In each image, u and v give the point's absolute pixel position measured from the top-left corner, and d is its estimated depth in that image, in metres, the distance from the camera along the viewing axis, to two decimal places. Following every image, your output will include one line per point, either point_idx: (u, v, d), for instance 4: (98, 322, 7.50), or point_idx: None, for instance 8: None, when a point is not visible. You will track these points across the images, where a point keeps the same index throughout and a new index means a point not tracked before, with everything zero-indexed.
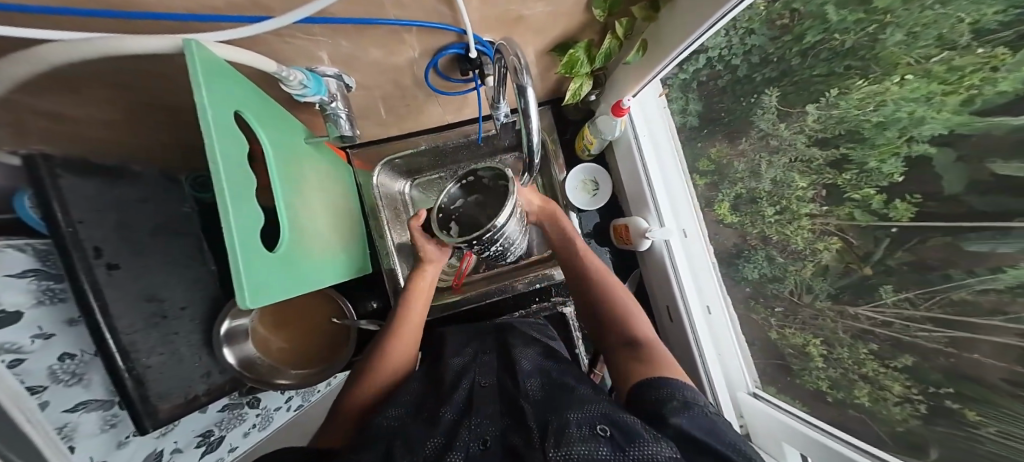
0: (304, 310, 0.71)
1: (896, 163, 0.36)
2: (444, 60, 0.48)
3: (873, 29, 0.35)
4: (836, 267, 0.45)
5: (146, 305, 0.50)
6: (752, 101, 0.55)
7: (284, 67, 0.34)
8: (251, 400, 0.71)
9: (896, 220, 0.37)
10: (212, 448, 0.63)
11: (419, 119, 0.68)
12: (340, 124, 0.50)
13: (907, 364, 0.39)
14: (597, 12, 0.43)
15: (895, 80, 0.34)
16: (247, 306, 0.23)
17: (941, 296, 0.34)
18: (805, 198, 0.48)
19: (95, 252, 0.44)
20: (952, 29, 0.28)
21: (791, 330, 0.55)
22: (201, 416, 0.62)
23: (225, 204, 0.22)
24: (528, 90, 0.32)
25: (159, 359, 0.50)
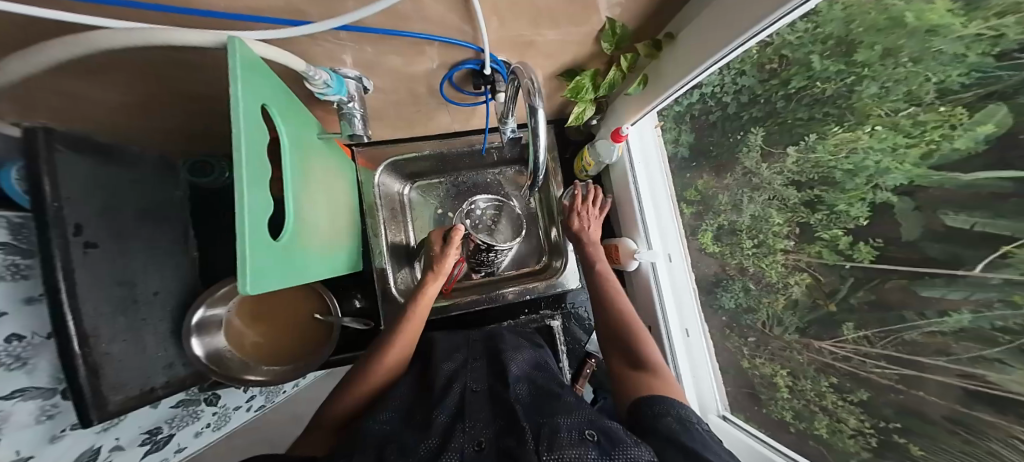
0: (285, 302, 0.64)
1: (862, 207, 0.39)
2: (460, 73, 0.50)
3: (851, 80, 0.38)
4: (805, 302, 0.49)
5: (115, 289, 0.41)
6: (738, 138, 0.59)
7: (312, 67, 0.36)
8: (209, 397, 0.66)
9: (860, 261, 0.41)
10: (157, 447, 0.57)
11: (428, 125, 0.67)
12: (353, 124, 0.49)
13: (862, 398, 0.43)
14: (605, 45, 0.48)
15: (866, 129, 0.38)
16: (248, 292, 0.21)
17: (897, 336, 0.37)
18: (781, 234, 0.52)
19: (76, 230, 0.35)
20: (920, 87, 0.31)
21: (761, 360, 0.59)
22: (151, 410, 0.54)
23: (241, 183, 0.20)
24: (539, 110, 0.34)
25: (122, 346, 0.40)
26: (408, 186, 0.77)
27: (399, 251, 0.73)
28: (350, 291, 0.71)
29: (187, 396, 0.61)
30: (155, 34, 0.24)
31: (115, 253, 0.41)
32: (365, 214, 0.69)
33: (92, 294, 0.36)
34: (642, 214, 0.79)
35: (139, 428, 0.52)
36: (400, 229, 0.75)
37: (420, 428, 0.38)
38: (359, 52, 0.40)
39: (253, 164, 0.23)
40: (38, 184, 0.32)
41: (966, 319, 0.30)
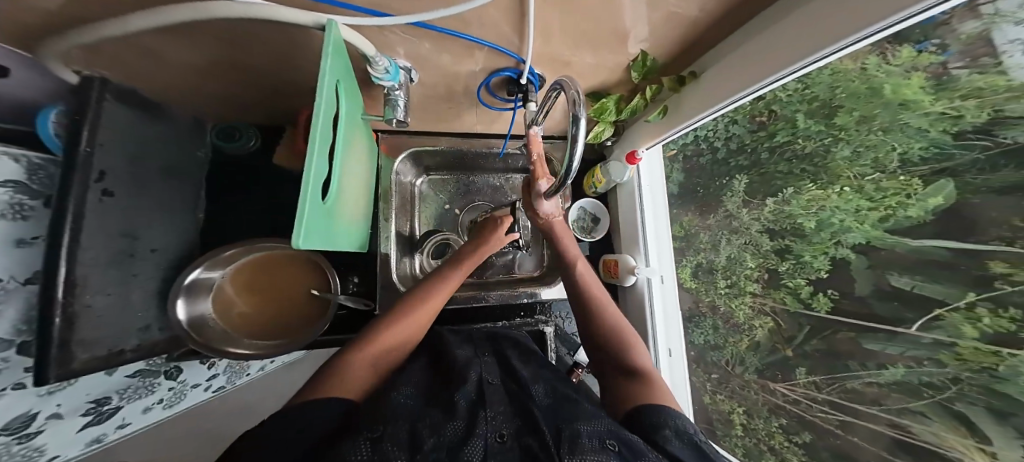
0: (287, 272, 0.62)
1: (825, 260, 0.48)
2: (497, 80, 0.52)
3: (828, 141, 0.46)
4: (766, 344, 0.58)
5: (118, 240, 0.40)
6: (724, 182, 0.66)
7: (379, 54, 0.37)
8: (170, 370, 0.56)
9: (817, 309, 0.49)
10: (99, 422, 0.44)
11: (454, 123, 0.68)
12: (397, 110, 0.49)
13: (805, 440, 0.51)
14: (635, 74, 0.52)
15: (836, 189, 0.45)
16: (298, 245, 0.22)
17: (841, 384, 0.46)
18: (751, 277, 0.60)
19: (99, 176, 0.35)
20: (886, 155, 0.39)
21: (721, 397, 0.67)
22: (104, 377, 0.44)
23: (310, 150, 0.24)
24: (582, 119, 0.34)
25: (104, 300, 0.37)
26: (420, 178, 0.77)
27: (403, 242, 0.73)
28: (347, 271, 0.71)
29: (147, 365, 0.52)
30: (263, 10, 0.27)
31: (128, 205, 0.42)
32: (378, 199, 0.70)
33: (98, 241, 0.36)
34: (643, 232, 0.79)
35: (86, 395, 0.42)
36: (409, 222, 0.75)
37: (445, 409, 0.36)
38: (416, 45, 0.42)
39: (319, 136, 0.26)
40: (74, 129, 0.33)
41: (899, 373, 0.39)
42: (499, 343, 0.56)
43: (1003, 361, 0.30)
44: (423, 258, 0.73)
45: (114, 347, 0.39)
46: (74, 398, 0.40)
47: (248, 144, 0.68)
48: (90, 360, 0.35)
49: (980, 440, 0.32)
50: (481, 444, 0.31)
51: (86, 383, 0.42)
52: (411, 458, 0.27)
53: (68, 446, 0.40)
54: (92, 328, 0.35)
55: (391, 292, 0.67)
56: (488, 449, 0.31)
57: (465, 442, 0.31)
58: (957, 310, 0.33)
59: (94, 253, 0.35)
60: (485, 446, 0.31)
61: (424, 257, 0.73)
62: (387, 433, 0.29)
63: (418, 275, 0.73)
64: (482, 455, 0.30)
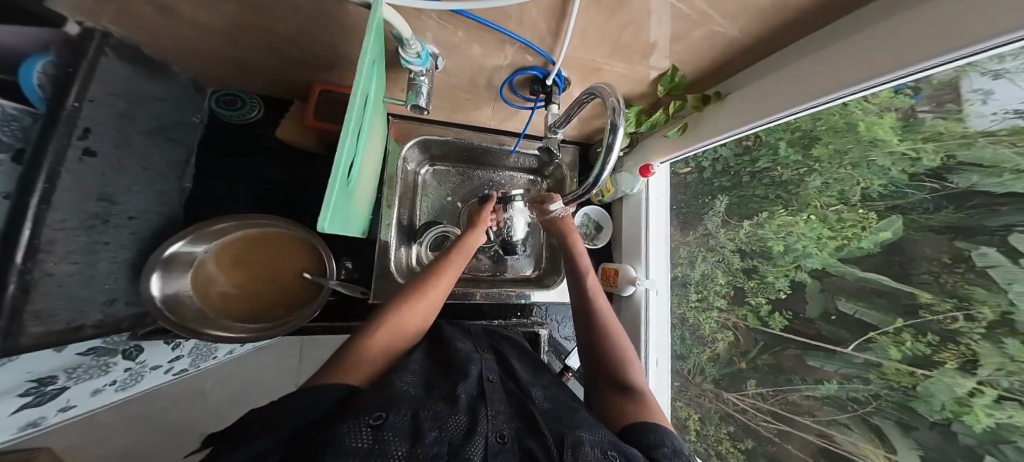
0: (276, 255, 0.59)
1: (785, 282, 0.55)
2: (521, 78, 0.51)
3: (803, 171, 0.52)
4: (724, 355, 0.66)
5: (96, 205, 0.37)
6: (706, 201, 0.71)
7: (413, 37, 0.35)
8: (129, 350, 0.52)
9: (772, 327, 0.57)
10: (41, 402, 0.40)
11: (469, 116, 0.68)
12: (420, 97, 0.46)
13: (747, 446, 0.60)
14: (660, 88, 0.52)
15: (803, 216, 0.52)
16: (324, 226, 0.22)
17: (784, 396, 0.55)
18: (720, 293, 0.67)
19: (82, 133, 0.33)
20: (850, 189, 0.46)
21: (680, 404, 0.74)
22: (53, 353, 0.41)
23: (343, 140, 0.23)
24: (619, 129, 0.40)
25: (69, 269, 0.34)
26: (425, 167, 0.75)
27: (403, 230, 0.71)
28: (340, 256, 0.69)
29: (103, 343, 0.48)
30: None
31: (108, 166, 0.38)
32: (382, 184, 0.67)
33: (69, 203, 0.33)
34: (646, 246, 0.78)
35: (27, 373, 0.37)
36: (407, 210, 0.73)
37: (447, 400, 0.36)
38: (449, 32, 0.40)
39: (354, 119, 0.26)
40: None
41: (832, 388, 0.48)
42: (496, 340, 0.57)
43: (918, 382, 0.39)
44: (421, 248, 0.71)
45: (73, 322, 0.36)
46: (14, 377, 0.35)
47: (247, 115, 0.65)
48: (44, 335, 0.32)
49: (889, 450, 0.42)
50: (482, 443, 0.31)
51: (29, 360, 0.37)
52: (412, 451, 0.27)
53: (0, 429, 0.36)
54: (52, 301, 0.32)
55: (387, 279, 0.66)
56: (488, 448, 0.31)
57: (467, 439, 0.31)
58: (886, 334, 0.41)
59: (63, 216, 0.32)
60: (486, 446, 0.31)
61: (422, 248, 0.72)
62: (389, 421, 0.28)
63: (414, 265, 0.71)
64: (482, 455, 0.30)
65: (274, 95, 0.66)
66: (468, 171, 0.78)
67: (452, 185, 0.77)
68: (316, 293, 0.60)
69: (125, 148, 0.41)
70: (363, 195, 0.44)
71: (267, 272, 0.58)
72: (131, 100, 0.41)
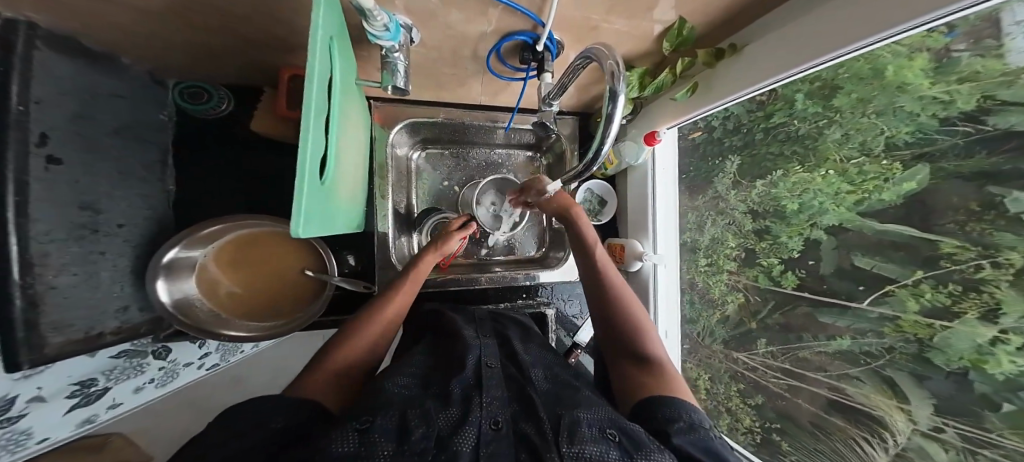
0: (268, 261, 0.60)
1: (798, 241, 0.53)
2: (510, 44, 0.47)
3: (823, 123, 0.48)
4: (734, 317, 0.66)
5: (78, 214, 0.37)
6: (716, 164, 0.68)
7: (377, 6, 0.30)
8: (157, 350, 0.57)
9: (784, 286, 0.56)
10: (87, 403, 0.46)
11: (454, 93, 0.64)
12: (397, 77, 0.43)
13: (756, 402, 0.62)
14: (667, 45, 0.47)
15: (820, 173, 0.49)
16: (300, 232, 0.20)
17: (793, 353, 0.56)
18: (730, 256, 0.65)
19: (41, 140, 0.30)
20: (873, 138, 0.42)
21: (690, 365, 0.77)
22: (86, 359, 0.45)
23: (305, 125, 0.20)
24: (620, 96, 0.37)
25: (70, 280, 0.36)
26: (416, 151, 0.73)
27: (400, 220, 0.71)
28: (342, 250, 0.69)
29: (132, 346, 0.53)
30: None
31: (81, 175, 0.37)
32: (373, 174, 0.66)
33: (49, 215, 0.32)
34: (653, 217, 0.76)
35: (66, 378, 0.42)
36: (402, 195, 0.71)
37: (441, 397, 0.37)
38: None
39: (317, 104, 0.22)
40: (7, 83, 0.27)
41: (844, 343, 0.48)
42: (500, 324, 0.58)
43: (935, 332, 0.38)
44: (420, 236, 0.72)
45: (90, 330, 0.39)
46: (57, 380, 0.41)
47: (219, 107, 0.62)
48: (62, 344, 0.34)
49: (901, 401, 0.42)
50: (474, 431, 0.31)
51: (67, 366, 0.42)
52: (399, 449, 0.27)
53: (55, 428, 0.42)
54: (59, 312, 0.34)
55: (387, 268, 0.67)
56: (480, 436, 0.31)
57: (456, 430, 0.31)
58: (904, 287, 0.40)
59: (47, 228, 0.32)
60: (478, 434, 0.31)
61: (423, 236, 0.72)
62: (376, 423, 0.29)
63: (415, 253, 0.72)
64: (474, 442, 0.30)
65: (240, 84, 0.63)
66: (462, 152, 0.75)
67: (446, 168, 0.75)
68: (322, 289, 0.63)
69: (95, 155, 0.40)
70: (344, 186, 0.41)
71: (258, 282, 0.59)
72: (91, 105, 0.39)
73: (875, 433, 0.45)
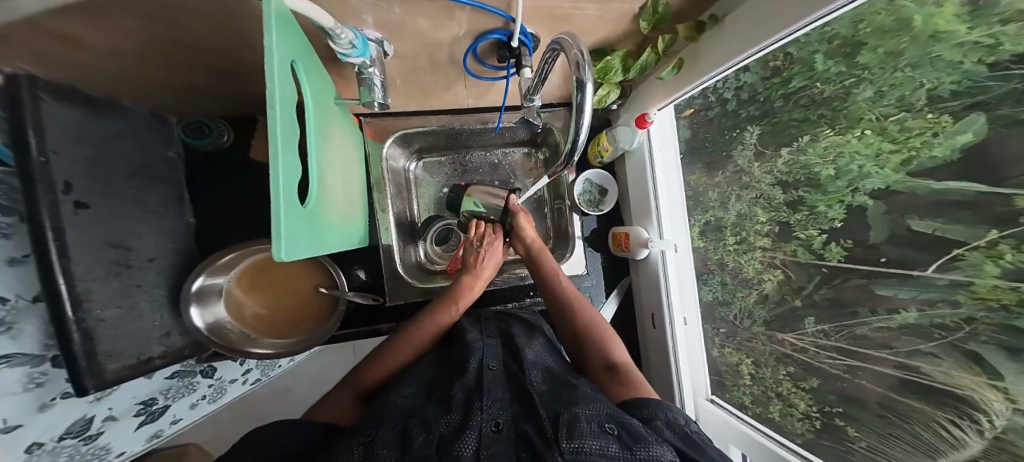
0: (286, 281, 0.64)
1: (839, 208, 0.43)
2: (484, 44, 0.47)
3: (850, 82, 0.40)
4: (774, 295, 0.55)
5: (111, 252, 0.40)
6: (734, 136, 0.61)
7: (338, 25, 0.31)
8: (205, 369, 0.62)
9: (828, 259, 0.46)
10: (153, 420, 0.55)
11: (442, 99, 0.64)
12: (374, 91, 0.44)
13: (812, 386, 0.51)
14: (643, 24, 0.45)
15: (855, 133, 0.39)
16: (282, 258, 0.20)
17: (848, 330, 0.44)
18: (762, 232, 0.56)
19: (64, 188, 0.33)
20: (912, 93, 0.33)
21: (730, 350, 0.67)
22: (147, 381, 0.53)
23: (276, 152, 0.19)
24: (588, 85, 0.35)
25: (115, 313, 0.39)
26: (413, 162, 0.75)
27: (405, 231, 0.73)
28: (352, 265, 0.71)
29: (183, 367, 0.59)
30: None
31: (108, 216, 0.40)
32: (371, 189, 0.68)
33: (85, 256, 0.35)
34: (655, 198, 0.74)
35: (134, 398, 0.51)
36: (404, 204, 0.74)
37: (442, 403, 0.39)
38: (383, 9, 0.36)
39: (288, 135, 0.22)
40: (23, 137, 0.30)
41: (911, 317, 0.36)
42: (506, 320, 0.58)
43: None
44: (426, 244, 0.74)
45: (140, 356, 0.43)
46: (124, 402, 0.49)
47: (219, 140, 0.66)
48: (114, 370, 0.38)
49: (991, 377, 0.29)
50: (475, 435, 0.33)
51: (133, 388, 0.51)
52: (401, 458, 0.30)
53: (128, 442, 0.52)
54: (110, 341, 0.38)
55: (396, 278, 0.69)
56: (482, 438, 0.33)
57: (457, 435, 0.33)
58: (977, 250, 0.29)
59: (86, 268, 0.35)
60: (479, 437, 0.33)
61: (428, 245, 0.75)
62: (377, 437, 0.32)
63: (424, 262, 0.74)
64: (476, 446, 0.32)
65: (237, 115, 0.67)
66: (460, 158, 0.77)
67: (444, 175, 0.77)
68: (335, 306, 0.65)
69: (117, 196, 0.43)
70: (335, 205, 0.41)
71: (286, 300, 0.63)
72: (105, 148, 0.42)
73: (965, 415, 0.32)
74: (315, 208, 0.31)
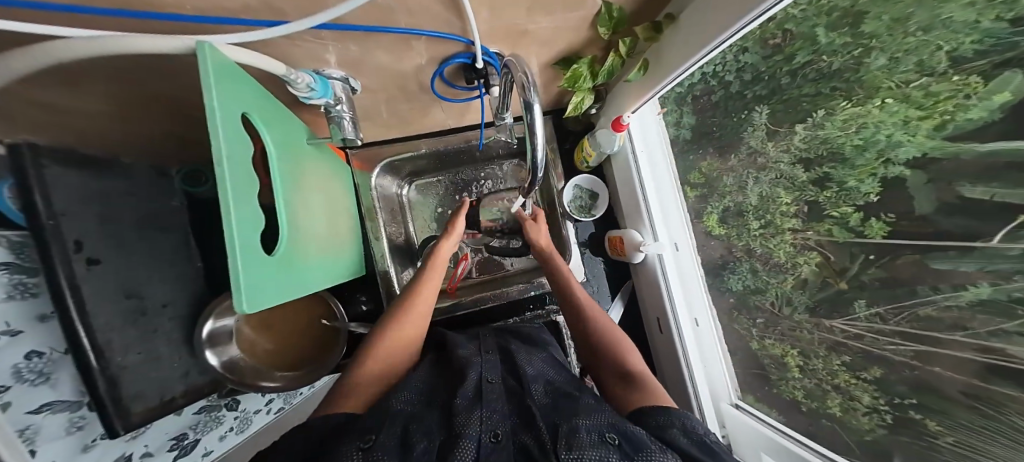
0: (292, 310, 0.67)
1: (872, 182, 0.38)
2: (450, 68, 0.48)
3: (858, 53, 0.36)
4: (814, 281, 0.48)
5: (125, 302, 0.43)
6: (743, 118, 0.56)
7: (293, 70, 0.33)
8: (229, 402, 0.65)
9: (871, 237, 0.39)
10: (186, 453, 0.56)
11: (421, 122, 0.67)
12: (343, 127, 0.47)
13: (875, 376, 0.42)
14: (602, 30, 0.44)
15: (876, 103, 0.35)
16: (243, 309, 0.22)
17: (909, 312, 0.37)
18: (789, 213, 0.50)
19: (76, 247, 0.37)
20: (931, 56, 0.29)
21: (772, 341, 0.58)
22: (177, 418, 0.54)
23: (226, 197, 0.21)
24: (535, 106, 0.34)
25: (137, 358, 0.42)
26: (406, 186, 0.78)
27: (403, 254, 0.75)
28: (354, 293, 0.74)
29: (207, 402, 0.61)
30: (115, 45, 0.21)
31: (121, 268, 0.43)
32: (364, 218, 0.70)
33: (105, 308, 0.39)
34: (644, 200, 0.76)
35: (167, 434, 0.52)
36: (399, 229, 0.76)
37: (443, 412, 0.39)
38: (341, 49, 0.38)
39: (244, 186, 0.24)
40: (31, 202, 0.33)
41: (984, 292, 0.29)
42: (503, 337, 0.60)
43: None
44: None
45: (164, 396, 0.45)
46: (157, 439, 0.51)
47: None
48: (135, 413, 0.40)
49: None
50: (473, 445, 0.32)
51: (165, 425, 0.52)
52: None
53: None
54: (133, 383, 0.41)
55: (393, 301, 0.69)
56: (480, 449, 0.32)
57: (456, 442, 0.33)
58: None
59: (105, 318, 0.39)
60: (477, 448, 0.32)
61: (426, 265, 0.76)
62: (378, 442, 0.31)
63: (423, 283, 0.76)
64: (474, 456, 0.31)
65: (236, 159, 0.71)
66: (451, 177, 0.79)
67: (437, 195, 0.79)
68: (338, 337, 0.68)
69: (132, 247, 0.46)
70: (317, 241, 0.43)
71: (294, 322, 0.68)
72: (116, 204, 0.45)
73: None
74: (289, 250, 0.32)
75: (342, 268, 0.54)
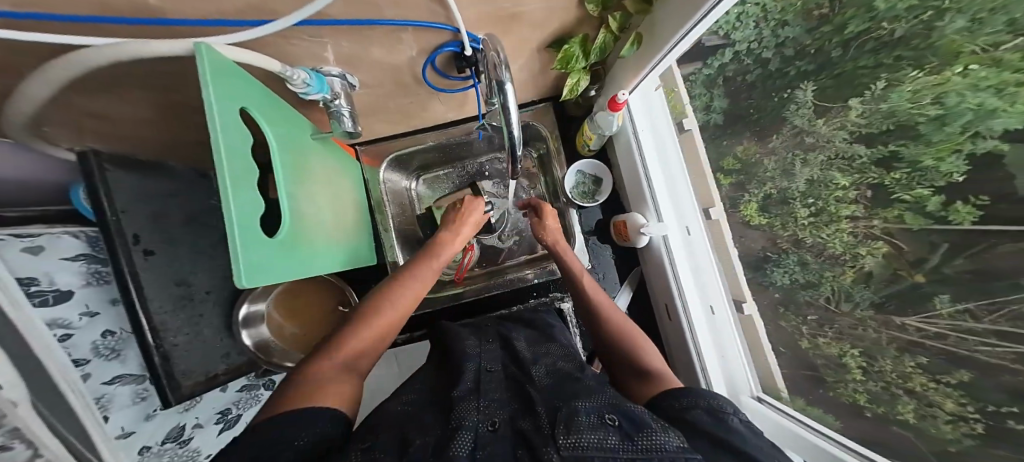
0: (313, 296, 0.73)
1: (957, 161, 0.31)
2: (442, 57, 0.49)
3: (930, 15, 0.31)
4: (882, 274, 0.42)
5: (175, 289, 0.49)
6: (786, 96, 0.51)
7: (289, 67, 0.36)
8: (266, 382, 0.72)
9: (958, 224, 0.33)
10: (231, 425, 0.64)
11: (425, 116, 0.69)
12: (342, 121, 0.50)
13: (962, 380, 0.35)
14: (590, 7, 0.44)
15: (958, 69, 0.29)
16: (242, 284, 0.24)
17: (1005, 307, 0.30)
18: (846, 199, 0.45)
19: (134, 239, 0.43)
20: None
21: (825, 340, 0.53)
22: (221, 393, 0.62)
23: (224, 187, 0.23)
24: (507, 85, 0.34)
25: (185, 338, 0.49)
26: (414, 181, 0.81)
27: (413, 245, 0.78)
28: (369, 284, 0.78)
29: (249, 380, 0.69)
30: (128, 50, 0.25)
31: (172, 258, 0.50)
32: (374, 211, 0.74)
33: (159, 292, 0.46)
34: (647, 184, 0.77)
35: (214, 408, 0.59)
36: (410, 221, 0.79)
37: (439, 410, 0.40)
38: (337, 46, 0.40)
39: (239, 177, 0.26)
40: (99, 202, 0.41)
41: None
42: (505, 326, 0.61)
43: None
44: None
45: (207, 374, 0.52)
46: (207, 410, 0.58)
47: None
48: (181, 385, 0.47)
49: None
50: (472, 433, 0.33)
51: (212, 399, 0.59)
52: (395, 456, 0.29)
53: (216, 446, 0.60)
54: (185, 360, 0.48)
55: None
56: (478, 438, 0.32)
57: (453, 434, 0.32)
58: None
59: (160, 302, 0.46)
60: (476, 435, 0.33)
61: None
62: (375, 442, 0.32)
63: None
64: (472, 444, 0.31)
65: None
66: (456, 170, 0.81)
67: (445, 188, 0.82)
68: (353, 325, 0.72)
69: (178, 243, 0.52)
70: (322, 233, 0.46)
71: (312, 307, 0.73)
72: (164, 204, 0.52)
73: None
74: (290, 239, 0.36)
75: (347, 256, 0.58)
